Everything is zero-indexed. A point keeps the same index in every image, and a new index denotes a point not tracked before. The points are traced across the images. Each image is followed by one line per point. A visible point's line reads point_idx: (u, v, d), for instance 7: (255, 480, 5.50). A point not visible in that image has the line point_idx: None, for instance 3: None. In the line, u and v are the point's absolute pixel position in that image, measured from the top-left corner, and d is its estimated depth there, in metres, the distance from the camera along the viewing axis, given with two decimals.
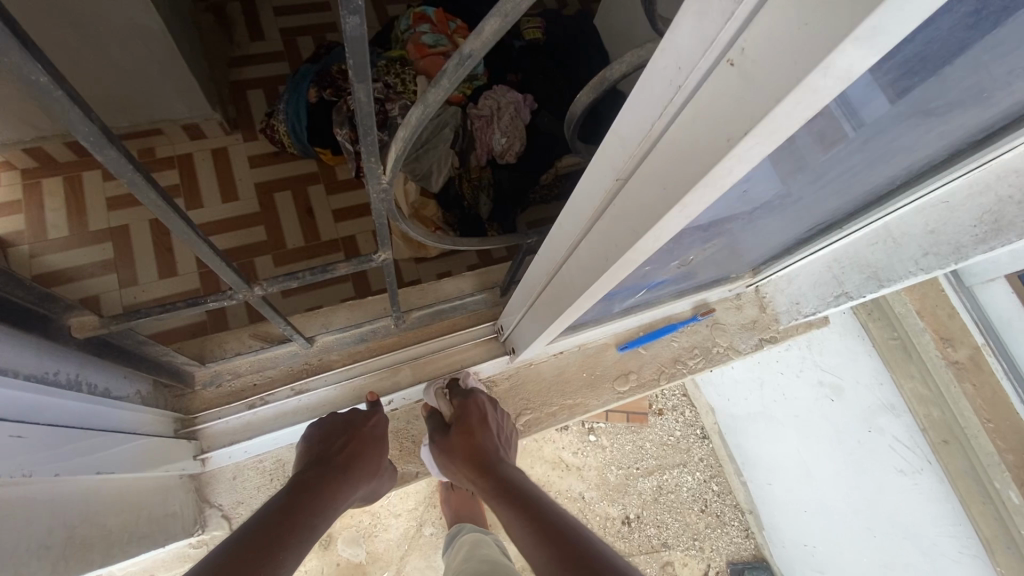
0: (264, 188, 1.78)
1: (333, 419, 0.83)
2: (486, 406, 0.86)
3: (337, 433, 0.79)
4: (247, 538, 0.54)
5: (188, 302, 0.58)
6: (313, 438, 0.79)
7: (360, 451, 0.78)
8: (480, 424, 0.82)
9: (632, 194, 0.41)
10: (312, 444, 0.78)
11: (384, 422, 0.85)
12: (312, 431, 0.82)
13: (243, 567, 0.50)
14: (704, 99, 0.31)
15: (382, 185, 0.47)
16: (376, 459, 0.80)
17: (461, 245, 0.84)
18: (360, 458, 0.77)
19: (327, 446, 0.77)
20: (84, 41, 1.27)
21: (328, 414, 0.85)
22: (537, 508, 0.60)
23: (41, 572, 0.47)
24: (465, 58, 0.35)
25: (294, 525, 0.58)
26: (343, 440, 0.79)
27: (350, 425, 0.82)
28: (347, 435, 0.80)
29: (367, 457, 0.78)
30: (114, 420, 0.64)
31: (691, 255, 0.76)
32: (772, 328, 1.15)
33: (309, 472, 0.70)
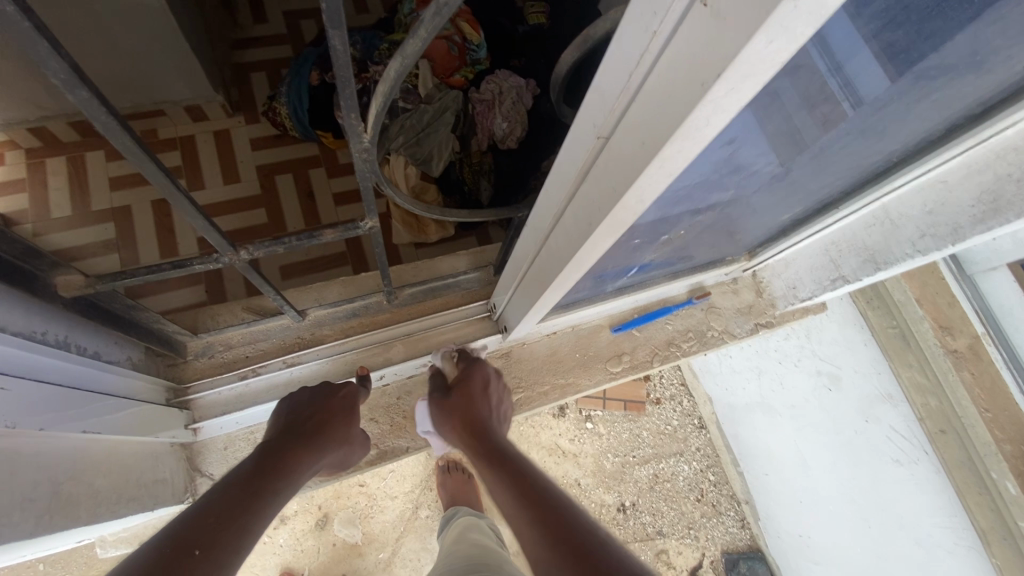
0: (265, 170, 1.79)
1: (308, 391, 0.82)
2: (490, 375, 0.86)
3: (303, 406, 0.78)
4: (210, 503, 0.54)
5: (174, 265, 0.58)
6: (281, 414, 0.78)
7: (330, 421, 0.78)
8: (480, 391, 0.83)
9: (614, 152, 0.41)
10: (282, 416, 0.77)
11: (356, 394, 0.84)
12: (281, 408, 0.81)
13: (203, 528, 0.50)
14: (681, 43, 0.30)
15: (364, 145, 0.47)
16: (344, 429, 0.79)
17: (450, 216, 0.83)
18: (330, 428, 0.77)
19: (297, 415, 0.77)
20: (86, 19, 1.27)
21: (298, 390, 0.83)
22: (518, 475, 0.62)
23: (23, 524, 0.47)
24: (442, 7, 0.35)
25: (259, 490, 0.59)
26: (308, 409, 0.78)
27: (318, 398, 0.81)
28: (311, 405, 0.79)
29: (337, 427, 0.78)
30: (105, 383, 0.64)
31: (682, 233, 0.76)
32: (768, 313, 1.15)
33: (277, 439, 0.70)
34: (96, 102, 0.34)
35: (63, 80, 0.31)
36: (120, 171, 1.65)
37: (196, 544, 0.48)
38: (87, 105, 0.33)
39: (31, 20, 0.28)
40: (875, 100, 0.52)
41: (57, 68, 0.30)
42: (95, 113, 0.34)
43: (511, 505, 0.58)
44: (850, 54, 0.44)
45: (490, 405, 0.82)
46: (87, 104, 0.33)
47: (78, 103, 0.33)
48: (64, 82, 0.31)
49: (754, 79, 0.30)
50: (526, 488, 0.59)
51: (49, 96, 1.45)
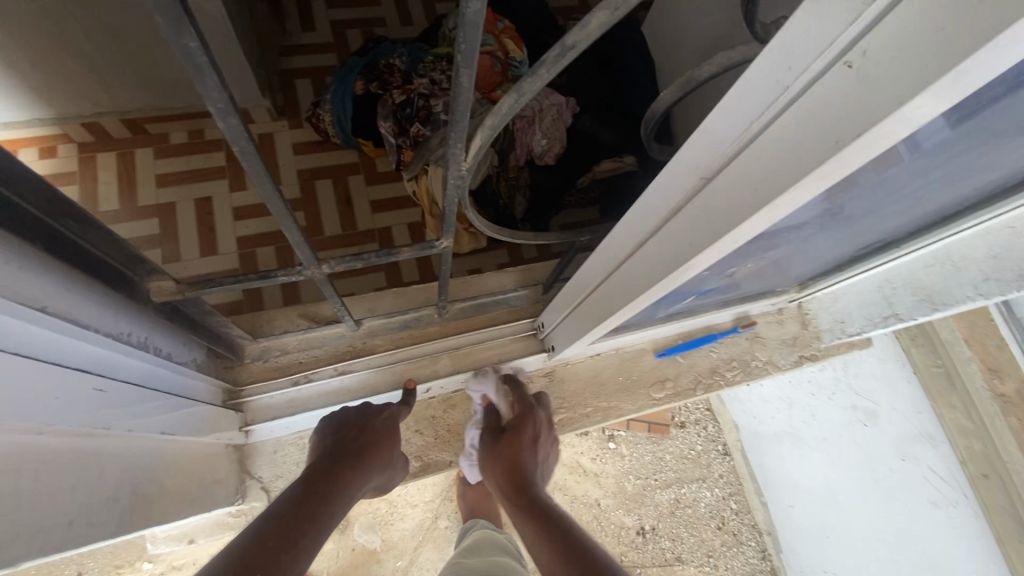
0: (307, 175, 1.82)
1: (346, 412, 0.84)
2: (541, 426, 0.86)
3: (349, 425, 0.80)
4: (264, 529, 0.54)
5: (258, 275, 0.60)
6: (327, 432, 0.80)
7: (373, 445, 0.78)
8: (535, 447, 0.82)
9: (715, 194, 0.41)
10: (325, 437, 0.78)
11: (397, 417, 0.86)
12: (324, 425, 0.83)
13: (262, 559, 0.51)
14: (813, 100, 0.31)
15: (461, 172, 0.49)
16: (386, 453, 0.80)
17: (519, 239, 0.84)
18: (373, 452, 0.78)
19: (341, 437, 0.78)
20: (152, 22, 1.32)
21: (346, 405, 0.86)
22: (564, 533, 0.61)
23: (110, 522, 0.49)
24: (567, 49, 0.36)
25: (312, 514, 0.60)
26: (353, 432, 0.79)
27: (361, 418, 0.82)
28: (359, 428, 0.80)
29: (380, 451, 0.79)
30: (176, 384, 0.66)
31: (744, 266, 0.76)
32: (812, 346, 1.14)
33: (323, 461, 0.71)
34: (241, 129, 0.36)
35: (219, 109, 0.33)
36: (169, 168, 1.69)
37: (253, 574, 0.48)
38: (232, 132, 0.35)
39: (208, 56, 0.29)
40: (962, 145, 0.52)
41: (216, 98, 0.32)
42: (237, 139, 0.36)
43: (553, 563, 0.57)
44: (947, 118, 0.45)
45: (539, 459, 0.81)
46: (233, 130, 0.35)
47: (224, 128, 0.35)
48: (218, 110, 0.33)
49: (889, 139, 0.30)
50: (570, 552, 0.58)
51: (108, 93, 1.50)
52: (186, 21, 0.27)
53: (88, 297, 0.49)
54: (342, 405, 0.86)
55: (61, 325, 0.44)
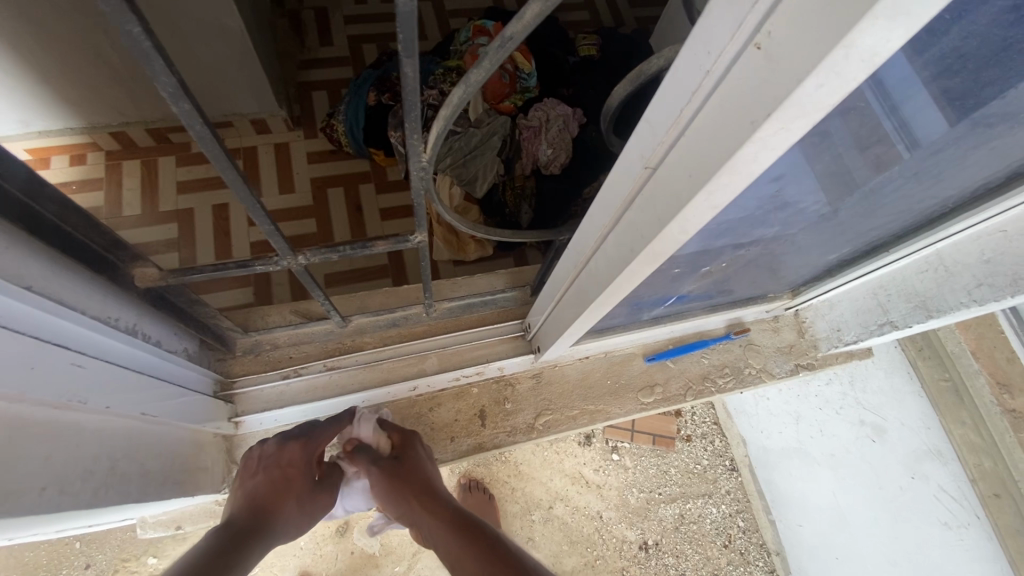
0: (318, 182, 1.88)
1: (260, 455, 0.78)
2: (424, 446, 0.88)
3: (268, 474, 0.75)
4: None
5: (237, 264, 0.62)
6: (246, 482, 0.75)
7: (274, 493, 0.73)
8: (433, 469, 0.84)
9: (660, 182, 0.42)
10: (244, 489, 0.73)
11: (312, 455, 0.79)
12: (248, 467, 0.77)
13: None
14: (731, 81, 0.32)
15: (422, 164, 0.50)
16: (299, 501, 0.75)
17: (494, 234, 0.84)
18: (283, 502, 0.73)
19: (256, 490, 0.73)
20: (165, 34, 1.38)
21: (254, 450, 0.80)
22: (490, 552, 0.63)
23: (83, 494, 0.51)
24: (506, 40, 0.38)
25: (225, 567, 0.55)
26: (260, 483, 0.74)
27: (277, 462, 0.77)
28: (271, 474, 0.75)
29: (287, 495, 0.74)
30: (165, 371, 0.69)
31: (722, 267, 0.76)
32: (809, 354, 1.12)
33: (241, 519, 0.67)
34: (196, 113, 0.38)
35: (169, 93, 0.35)
36: (189, 176, 1.77)
37: None
38: (187, 115, 0.37)
39: (152, 40, 0.32)
40: (934, 142, 0.51)
41: (167, 82, 0.35)
42: (193, 122, 0.38)
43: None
44: (905, 97, 0.43)
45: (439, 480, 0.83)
46: (186, 113, 0.37)
47: (179, 112, 0.37)
48: (169, 94, 0.35)
49: (805, 118, 0.31)
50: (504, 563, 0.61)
51: (131, 102, 1.57)
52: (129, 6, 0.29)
53: (72, 279, 0.51)
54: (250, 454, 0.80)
55: (41, 301, 0.47)
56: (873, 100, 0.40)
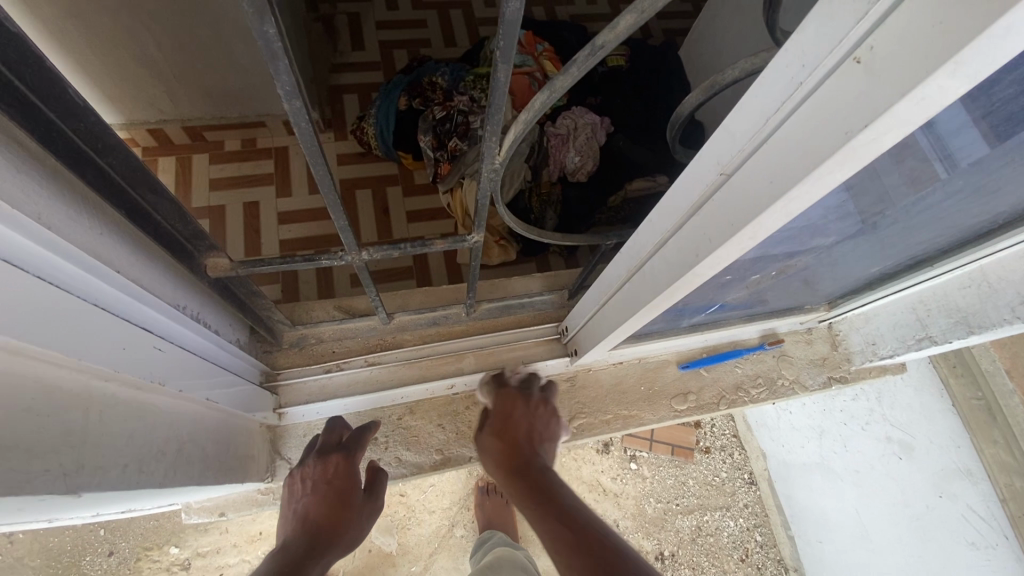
0: (349, 183, 1.91)
1: (309, 470, 0.76)
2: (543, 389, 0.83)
3: (315, 491, 0.73)
4: None
5: (303, 258, 0.64)
6: (299, 497, 0.74)
7: (319, 509, 0.71)
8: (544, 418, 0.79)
9: (735, 190, 0.43)
10: (296, 508, 0.72)
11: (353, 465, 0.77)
12: (297, 485, 0.76)
13: None
14: (825, 94, 0.33)
15: (494, 166, 0.52)
16: (352, 513, 0.72)
17: (547, 238, 0.82)
18: (334, 516, 0.71)
19: (304, 509, 0.71)
20: (209, 35, 1.42)
21: (302, 464, 0.78)
22: (560, 510, 0.56)
23: (157, 473, 0.53)
24: (597, 49, 0.40)
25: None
26: (306, 502, 0.73)
27: (324, 479, 0.75)
28: (314, 491, 0.73)
29: (336, 508, 0.71)
30: (222, 360, 0.71)
31: (766, 277, 0.77)
32: (842, 368, 1.12)
33: (296, 539, 0.66)
34: (304, 112, 0.39)
35: (287, 93, 0.37)
36: (221, 174, 1.81)
37: None
38: (297, 113, 0.39)
39: (282, 44, 0.33)
40: (993, 156, 0.52)
41: (286, 82, 0.36)
42: (300, 121, 0.40)
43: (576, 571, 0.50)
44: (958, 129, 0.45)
45: (550, 432, 0.78)
46: (297, 112, 0.39)
47: (290, 112, 0.39)
48: (286, 93, 0.37)
49: (898, 131, 0.32)
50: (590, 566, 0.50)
51: (171, 100, 1.61)
52: (270, 13, 0.31)
53: (156, 268, 0.53)
54: (296, 468, 0.79)
55: (133, 289, 0.49)
56: (947, 115, 0.41)
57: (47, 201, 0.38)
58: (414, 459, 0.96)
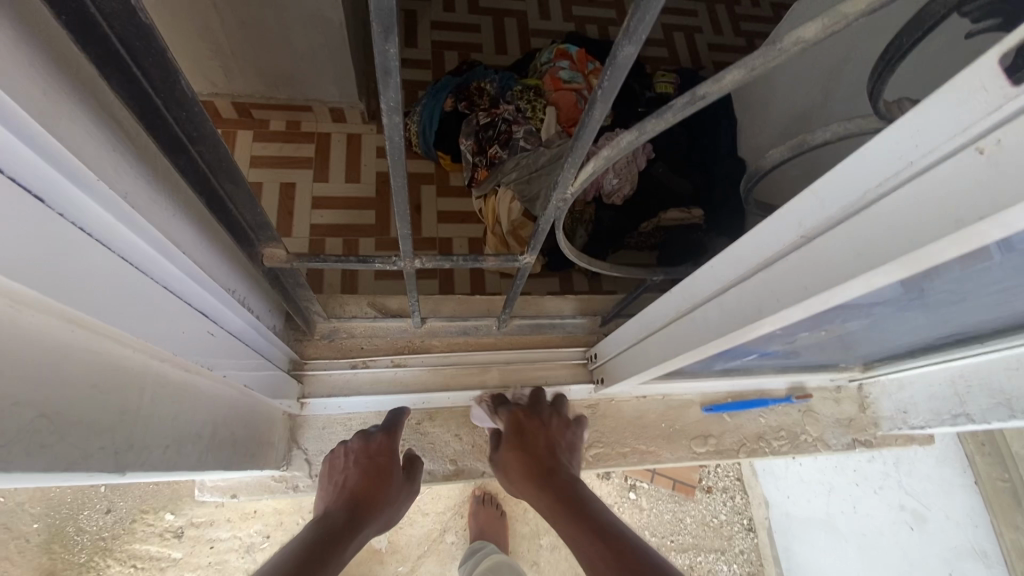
0: (384, 177, 1.87)
1: (353, 447, 0.81)
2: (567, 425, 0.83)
3: (354, 468, 0.77)
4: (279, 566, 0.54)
5: (359, 259, 0.66)
6: (339, 473, 0.78)
7: (361, 478, 0.76)
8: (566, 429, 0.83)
9: (814, 254, 0.43)
10: (337, 483, 0.77)
11: (394, 444, 0.81)
12: (340, 461, 0.80)
13: None
14: (937, 178, 0.32)
15: (565, 194, 0.53)
16: (392, 485, 0.77)
17: (595, 266, 0.81)
18: (375, 485, 0.75)
19: (346, 480, 0.76)
20: (271, 18, 1.43)
21: (348, 443, 0.82)
22: (587, 522, 0.59)
23: (193, 454, 0.53)
24: (697, 98, 0.39)
25: (326, 555, 0.59)
26: (347, 473, 0.77)
27: (364, 455, 0.79)
28: (357, 464, 0.78)
29: (377, 479, 0.76)
30: (261, 345, 0.72)
31: (811, 336, 0.76)
32: (868, 432, 1.10)
33: (339, 506, 0.71)
34: (400, 128, 0.39)
35: (390, 108, 0.37)
36: (263, 153, 1.84)
37: None
38: (393, 128, 0.39)
39: (396, 63, 0.33)
40: None
41: (392, 98, 0.36)
42: (394, 135, 0.40)
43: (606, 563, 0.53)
44: None
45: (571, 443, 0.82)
46: (394, 127, 0.39)
47: (386, 126, 0.39)
48: (388, 108, 0.37)
49: (1008, 227, 0.31)
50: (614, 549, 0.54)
51: (225, 76, 1.64)
52: (396, 34, 0.31)
53: (220, 254, 0.54)
54: (338, 447, 0.83)
55: (197, 274, 0.49)
56: None
57: (137, 182, 0.38)
58: (428, 466, 0.96)
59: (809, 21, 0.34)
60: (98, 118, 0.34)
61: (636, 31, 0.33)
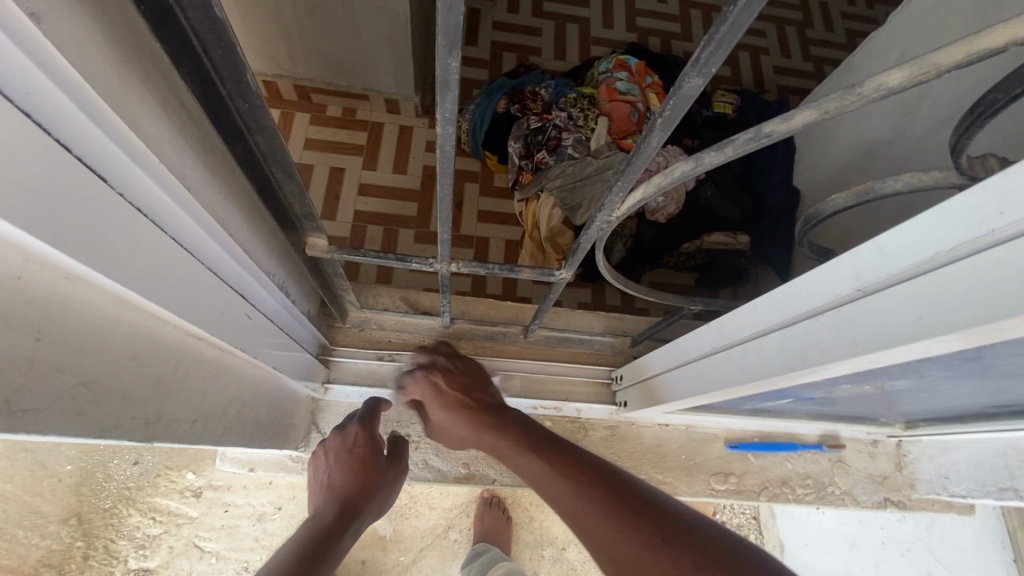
0: (430, 171, 1.90)
1: (331, 444, 0.78)
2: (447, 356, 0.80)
3: (335, 463, 0.75)
4: None
5: (398, 257, 0.66)
6: (325, 471, 0.76)
7: (344, 477, 0.73)
8: (459, 370, 0.77)
9: (869, 310, 0.40)
10: (323, 482, 0.75)
11: (369, 434, 0.78)
12: (323, 460, 0.78)
13: None
14: (1018, 252, 0.30)
15: (611, 216, 0.52)
16: (377, 477, 0.74)
17: (633, 288, 0.79)
18: (359, 483, 0.73)
19: (330, 478, 0.74)
20: (339, 8, 1.46)
21: (328, 439, 0.80)
22: (598, 484, 0.52)
23: (216, 431, 0.54)
24: (762, 136, 0.38)
25: (307, 563, 0.57)
26: (331, 472, 0.75)
27: (341, 451, 0.76)
28: (338, 461, 0.75)
29: (360, 475, 0.73)
30: (294, 329, 0.73)
31: (853, 388, 0.72)
32: (901, 492, 1.04)
33: (324, 509, 0.69)
34: (453, 138, 0.39)
35: (446, 119, 0.36)
36: (317, 136, 1.88)
37: None
38: (446, 138, 0.39)
39: (459, 75, 0.33)
40: None
41: (448, 110, 0.36)
42: (446, 145, 0.40)
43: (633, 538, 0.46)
44: None
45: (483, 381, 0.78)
46: (447, 136, 0.39)
47: (440, 135, 0.39)
48: (443, 119, 0.37)
49: None
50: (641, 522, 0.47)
51: (290, 60, 1.69)
52: (459, 48, 0.31)
53: (266, 240, 0.55)
54: (323, 444, 0.81)
55: (242, 258, 0.50)
56: None
57: (194, 168, 0.39)
58: (441, 466, 0.96)
59: (895, 68, 0.32)
60: (168, 105, 0.35)
61: (707, 63, 0.32)
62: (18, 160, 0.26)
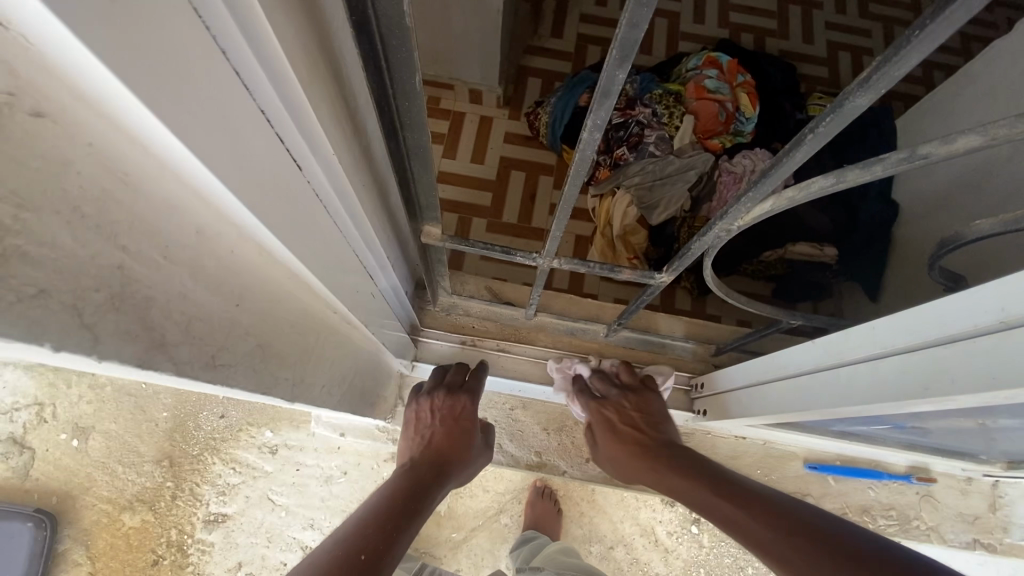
0: (508, 162, 1.92)
1: (435, 403, 0.84)
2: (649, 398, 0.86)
3: (436, 423, 0.81)
4: (372, 513, 0.58)
5: (502, 249, 0.69)
6: (422, 426, 0.83)
7: (444, 438, 0.79)
8: (643, 400, 0.86)
9: (1013, 345, 0.39)
10: (419, 436, 0.81)
11: (472, 407, 0.84)
12: (421, 416, 0.84)
13: (372, 538, 0.54)
14: None
15: (729, 224, 0.52)
16: (470, 448, 0.81)
17: (730, 297, 0.78)
18: (455, 447, 0.79)
19: (431, 435, 0.80)
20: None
21: (430, 397, 0.86)
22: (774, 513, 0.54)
23: (335, 396, 0.60)
24: (916, 157, 0.37)
25: (416, 505, 0.63)
26: (431, 429, 0.81)
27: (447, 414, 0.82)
28: (441, 423, 0.82)
29: (459, 442, 0.80)
30: (397, 307, 0.79)
31: (964, 423, 0.69)
32: (996, 536, 0.97)
33: (422, 459, 0.75)
34: (596, 143, 0.41)
35: (595, 125, 0.38)
36: None
37: (363, 550, 0.52)
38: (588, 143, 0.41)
39: (621, 87, 0.34)
40: None
41: (599, 117, 0.38)
42: (586, 149, 0.42)
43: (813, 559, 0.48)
44: None
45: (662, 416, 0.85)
46: (590, 142, 0.41)
47: (583, 139, 0.41)
48: (592, 125, 0.39)
49: None
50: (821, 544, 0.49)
51: None
52: (629, 62, 0.32)
53: (393, 225, 0.60)
54: (420, 399, 0.87)
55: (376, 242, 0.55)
56: None
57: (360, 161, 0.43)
58: (513, 451, 1.01)
59: None
60: (350, 104, 0.39)
61: (876, 83, 0.32)
62: (259, 159, 0.30)
